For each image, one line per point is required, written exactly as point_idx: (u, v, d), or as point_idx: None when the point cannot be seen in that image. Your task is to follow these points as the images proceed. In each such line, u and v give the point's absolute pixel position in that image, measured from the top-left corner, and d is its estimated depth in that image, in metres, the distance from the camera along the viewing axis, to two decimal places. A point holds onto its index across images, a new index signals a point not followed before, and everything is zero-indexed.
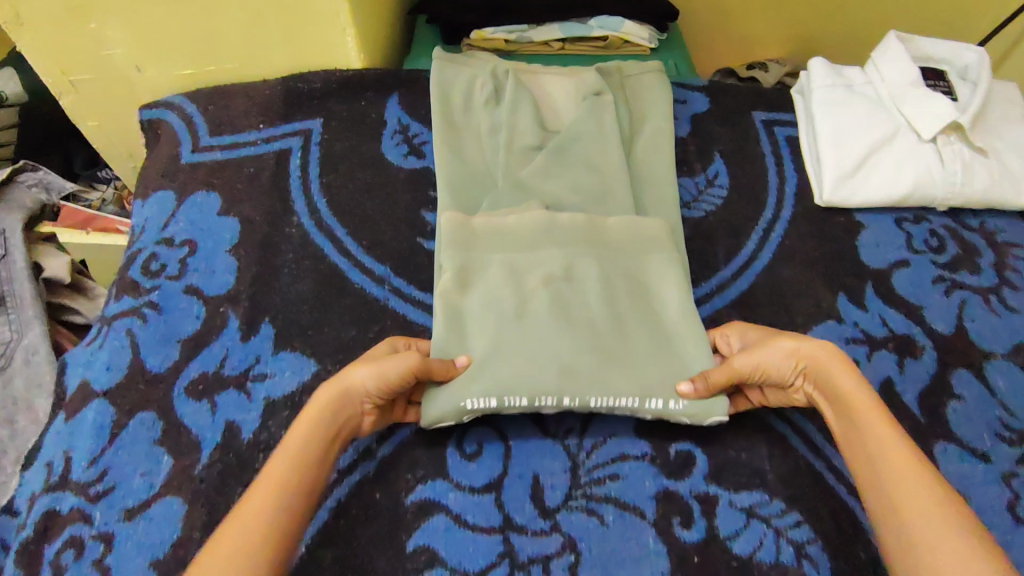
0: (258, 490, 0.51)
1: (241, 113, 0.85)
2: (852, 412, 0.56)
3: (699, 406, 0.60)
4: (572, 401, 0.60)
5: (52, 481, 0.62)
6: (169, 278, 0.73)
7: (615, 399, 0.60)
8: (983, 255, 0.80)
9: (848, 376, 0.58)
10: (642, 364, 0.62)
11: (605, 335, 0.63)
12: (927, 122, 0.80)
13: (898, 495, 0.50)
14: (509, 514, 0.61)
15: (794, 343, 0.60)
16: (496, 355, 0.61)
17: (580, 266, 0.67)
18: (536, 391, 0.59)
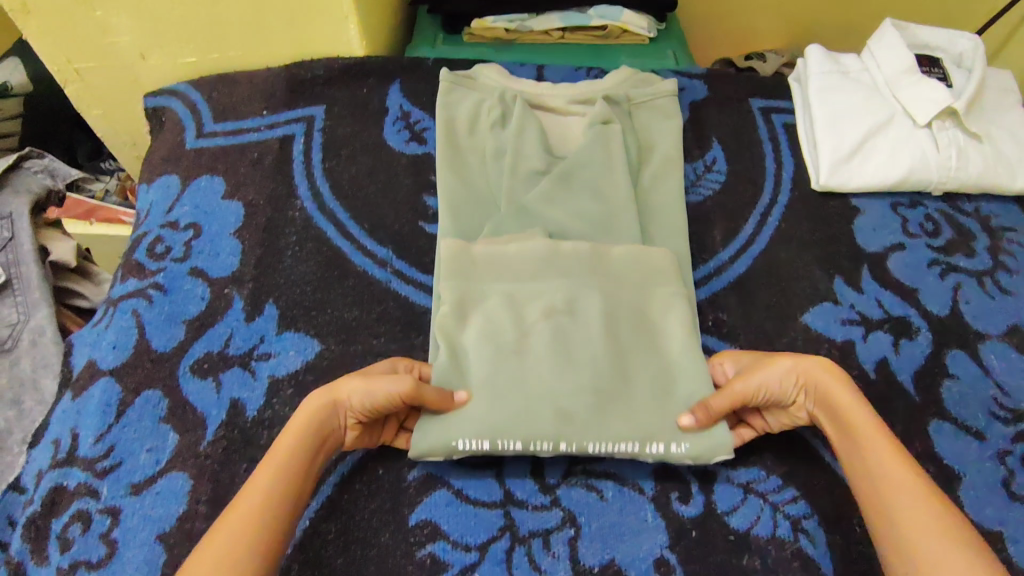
0: (248, 495, 0.52)
1: (244, 99, 0.86)
2: (852, 427, 0.57)
3: (701, 449, 0.59)
4: (570, 445, 0.59)
5: (59, 457, 0.63)
6: (174, 260, 0.74)
7: (614, 444, 0.59)
8: (978, 239, 0.81)
9: (847, 393, 0.58)
10: (644, 409, 0.61)
11: (608, 377, 0.61)
12: (922, 107, 0.81)
13: (899, 506, 0.51)
14: (510, 489, 0.62)
15: (792, 366, 0.60)
16: (495, 394, 0.60)
17: (584, 301, 0.65)
18: (532, 434, 0.59)
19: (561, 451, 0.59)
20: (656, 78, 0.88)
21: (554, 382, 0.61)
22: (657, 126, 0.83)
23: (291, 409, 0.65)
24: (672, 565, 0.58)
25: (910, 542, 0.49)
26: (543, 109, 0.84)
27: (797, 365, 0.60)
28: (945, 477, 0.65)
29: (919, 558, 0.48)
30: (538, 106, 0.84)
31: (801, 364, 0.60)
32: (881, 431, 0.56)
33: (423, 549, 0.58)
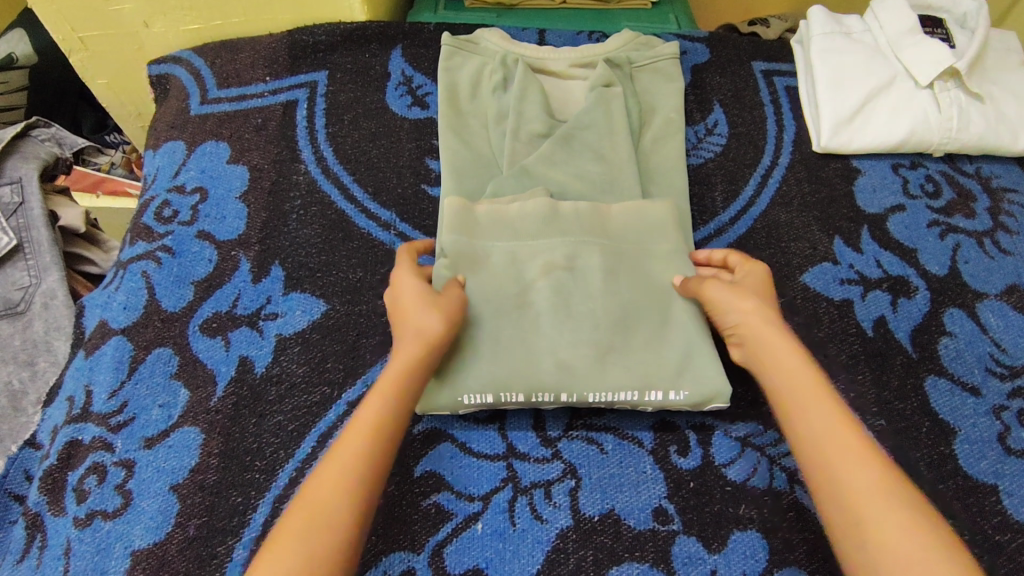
0: (349, 438, 0.51)
1: (247, 66, 0.86)
2: (793, 389, 0.54)
3: (702, 395, 0.61)
4: (572, 396, 0.61)
5: (74, 413, 0.65)
6: (182, 223, 0.75)
7: (615, 393, 0.61)
8: (978, 200, 0.81)
9: (790, 353, 0.56)
10: (645, 357, 0.62)
11: (609, 326, 0.63)
12: (925, 67, 0.81)
13: (842, 473, 0.49)
14: (513, 443, 0.63)
15: (748, 311, 0.59)
16: (497, 347, 0.62)
17: (585, 255, 0.66)
18: (534, 387, 0.60)
19: (563, 402, 0.61)
20: (658, 42, 0.87)
21: (555, 335, 0.62)
22: (659, 90, 0.84)
23: (299, 365, 0.66)
24: (670, 514, 0.60)
25: (858, 513, 0.47)
26: (545, 73, 0.84)
27: (764, 308, 0.59)
28: (940, 431, 0.66)
29: (866, 526, 0.46)
30: (539, 71, 0.84)
31: (758, 307, 0.59)
32: (825, 393, 0.53)
33: (428, 499, 0.60)
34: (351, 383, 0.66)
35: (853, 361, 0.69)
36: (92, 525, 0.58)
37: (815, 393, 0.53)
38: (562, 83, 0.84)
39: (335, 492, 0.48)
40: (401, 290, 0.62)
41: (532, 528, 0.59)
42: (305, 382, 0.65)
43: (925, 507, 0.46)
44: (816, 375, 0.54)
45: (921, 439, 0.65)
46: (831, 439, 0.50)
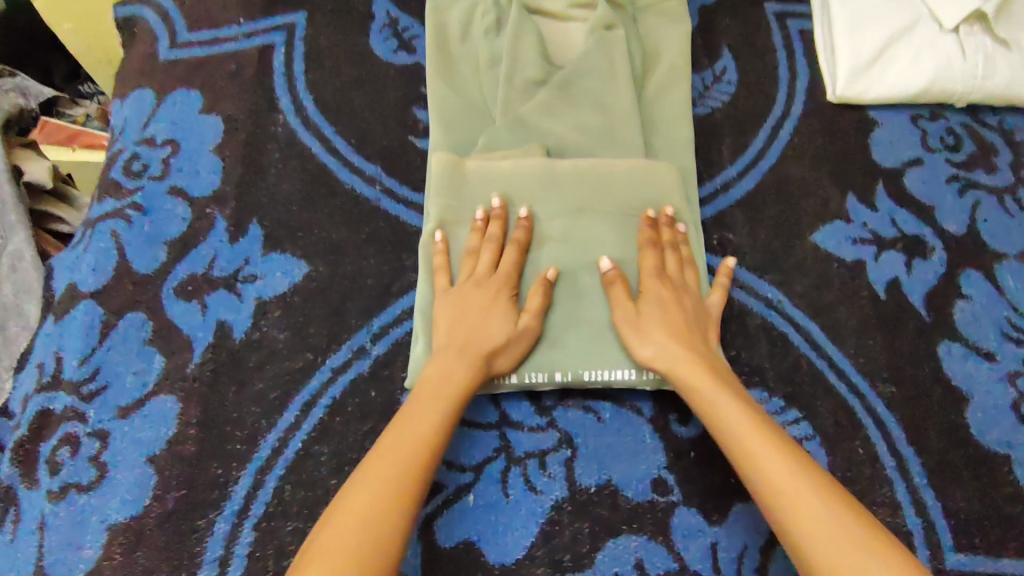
0: (384, 454, 0.49)
1: (220, 8, 0.80)
2: (741, 437, 0.51)
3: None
4: (566, 374, 0.59)
5: (44, 381, 0.61)
6: (153, 178, 0.70)
7: (610, 371, 0.59)
8: (1000, 154, 0.76)
9: (726, 400, 0.53)
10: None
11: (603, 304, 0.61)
12: (949, 9, 0.75)
13: (810, 528, 0.45)
14: (506, 411, 0.60)
15: (658, 346, 0.56)
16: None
17: (588, 221, 0.64)
18: (526, 366, 0.59)
19: (557, 381, 0.59)
20: None
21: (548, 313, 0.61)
22: (665, 34, 0.78)
23: (281, 330, 0.63)
24: (669, 485, 0.57)
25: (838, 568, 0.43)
26: (542, 14, 0.78)
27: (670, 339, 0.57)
28: (951, 399, 0.63)
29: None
30: (535, 12, 0.78)
31: (665, 341, 0.56)
32: (769, 436, 0.50)
33: None
34: (336, 348, 0.62)
35: (864, 326, 0.66)
36: (67, 498, 0.56)
37: (752, 427, 0.51)
38: (560, 25, 0.78)
39: (375, 512, 0.46)
40: (468, 285, 0.59)
41: (526, 500, 0.56)
42: (287, 348, 0.62)
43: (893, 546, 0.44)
44: (756, 420, 0.51)
45: (932, 407, 0.63)
46: (790, 489, 0.47)
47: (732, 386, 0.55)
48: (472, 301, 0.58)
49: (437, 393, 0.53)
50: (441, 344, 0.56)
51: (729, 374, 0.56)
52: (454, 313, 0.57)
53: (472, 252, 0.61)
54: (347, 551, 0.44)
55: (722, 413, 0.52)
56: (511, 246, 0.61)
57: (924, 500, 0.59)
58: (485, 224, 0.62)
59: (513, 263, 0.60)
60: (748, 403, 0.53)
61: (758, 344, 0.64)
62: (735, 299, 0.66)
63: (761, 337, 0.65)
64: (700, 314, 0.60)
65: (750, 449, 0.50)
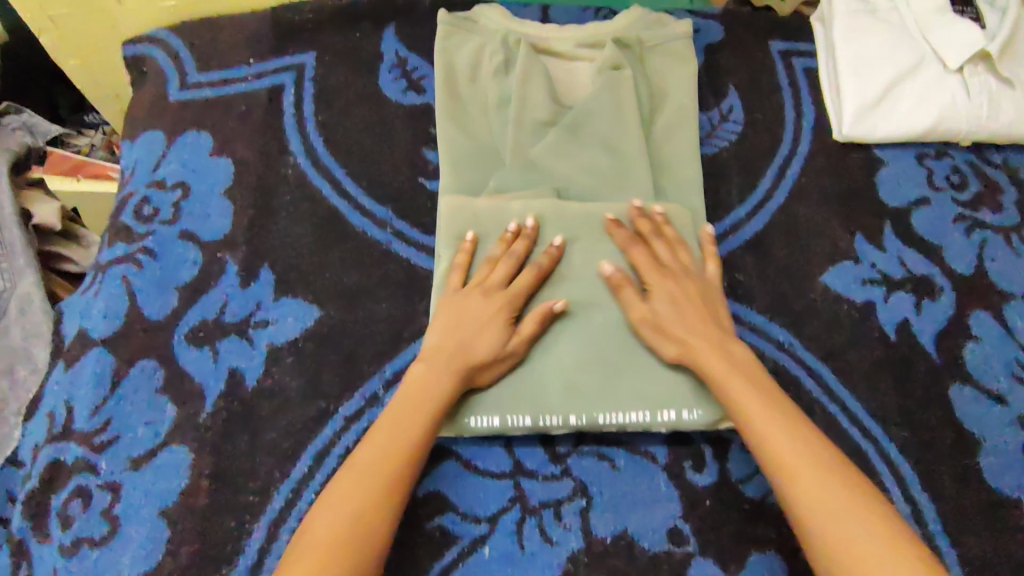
0: (363, 455, 0.52)
1: (229, 48, 0.81)
2: (747, 409, 0.54)
3: (715, 415, 0.58)
4: (581, 418, 0.58)
5: (55, 431, 0.61)
6: (163, 223, 0.70)
7: (625, 413, 0.59)
8: (1005, 193, 0.77)
9: (734, 376, 0.55)
10: (656, 376, 0.59)
11: (614, 347, 0.60)
12: (954, 50, 0.76)
13: (806, 496, 0.49)
14: (520, 459, 0.60)
15: (685, 334, 0.57)
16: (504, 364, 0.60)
17: (596, 262, 0.63)
18: (540, 409, 0.58)
19: (572, 425, 0.59)
20: (671, 20, 0.81)
21: (556, 352, 0.60)
22: (672, 73, 0.78)
23: (293, 378, 0.62)
24: (685, 534, 0.57)
25: (830, 534, 0.47)
26: (550, 54, 0.79)
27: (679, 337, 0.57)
28: (964, 442, 0.63)
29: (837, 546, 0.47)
30: (543, 51, 0.78)
31: (690, 332, 0.57)
32: (773, 410, 0.53)
33: (433, 522, 0.57)
34: (349, 396, 0.62)
35: (876, 368, 0.66)
36: (79, 553, 0.56)
37: (760, 406, 0.54)
38: (568, 65, 0.79)
39: (345, 513, 0.49)
40: (476, 292, 0.59)
41: (542, 552, 0.56)
42: (299, 396, 0.62)
43: (885, 514, 0.48)
44: (763, 395, 0.54)
45: (945, 450, 0.63)
46: (788, 460, 0.51)
47: (744, 365, 0.56)
48: (471, 312, 0.58)
49: (421, 401, 0.54)
50: (434, 343, 0.58)
51: (742, 351, 0.58)
52: (449, 320, 0.58)
53: (492, 261, 0.62)
54: (322, 548, 0.47)
55: (733, 392, 0.55)
56: (528, 267, 0.61)
57: (940, 548, 0.59)
58: (513, 237, 0.63)
59: (525, 286, 0.60)
60: (757, 379, 0.55)
61: None
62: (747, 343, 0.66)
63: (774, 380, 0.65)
64: (707, 295, 0.60)
65: (754, 422, 0.53)
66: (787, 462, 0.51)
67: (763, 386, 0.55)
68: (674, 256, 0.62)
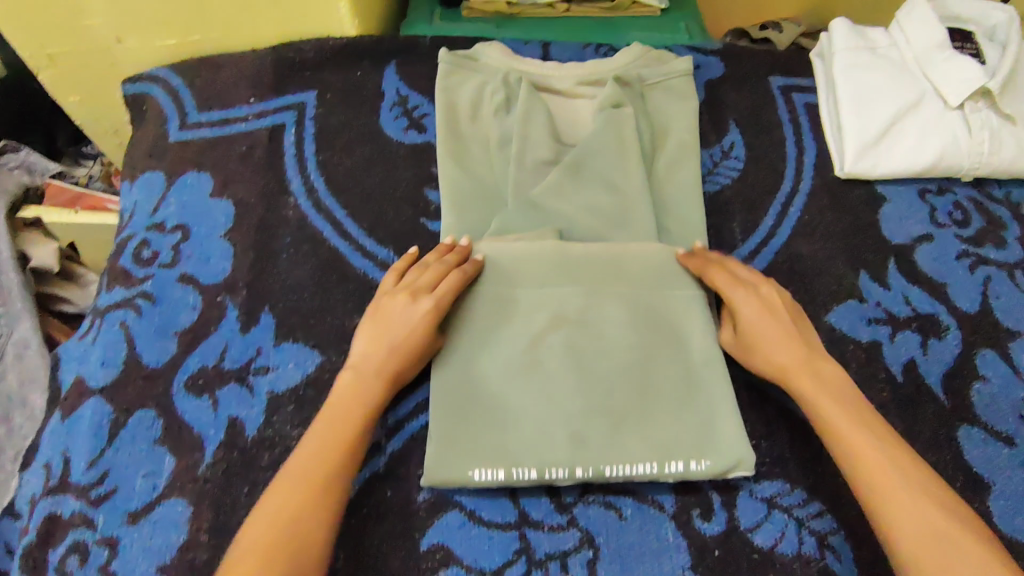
0: (297, 458, 0.54)
1: (229, 86, 0.80)
2: (837, 426, 0.56)
3: (721, 465, 0.58)
4: (586, 470, 0.57)
5: (52, 483, 0.60)
6: (162, 266, 0.70)
7: (632, 465, 0.58)
8: (1009, 228, 0.77)
9: (824, 394, 0.57)
10: (663, 425, 0.59)
11: (620, 396, 0.59)
12: (954, 87, 0.76)
13: (898, 514, 0.51)
14: (526, 509, 0.59)
15: (778, 351, 0.60)
16: (509, 416, 0.59)
17: (598, 309, 0.62)
18: (546, 461, 0.57)
19: (578, 478, 0.57)
20: (672, 57, 0.81)
21: (560, 400, 0.59)
22: (673, 109, 0.78)
23: (293, 426, 0.61)
24: None
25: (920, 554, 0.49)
26: (550, 92, 0.78)
27: (770, 352, 0.60)
28: (975, 487, 0.62)
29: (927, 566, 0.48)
30: (543, 88, 0.78)
31: (777, 351, 0.60)
32: (865, 429, 0.55)
33: None
34: None
35: (883, 410, 0.65)
36: None
37: (852, 427, 0.55)
38: (569, 102, 0.78)
39: (279, 515, 0.51)
40: (400, 294, 0.61)
41: None
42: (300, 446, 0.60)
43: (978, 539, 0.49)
44: (853, 414, 0.56)
45: (955, 495, 0.62)
46: (880, 479, 0.52)
47: (834, 386, 0.58)
48: (397, 316, 0.59)
49: (350, 405, 0.56)
50: (360, 350, 0.59)
51: (832, 370, 0.59)
52: (375, 325, 0.60)
53: (423, 266, 0.63)
54: (259, 550, 0.49)
55: (823, 409, 0.57)
56: (454, 271, 0.61)
57: None
58: (448, 250, 0.64)
59: (451, 290, 0.61)
60: (847, 400, 0.57)
61: (779, 432, 0.64)
62: (755, 387, 0.66)
63: (782, 425, 0.64)
64: (795, 314, 0.62)
65: (844, 440, 0.55)
66: (877, 479, 0.52)
67: (854, 406, 0.57)
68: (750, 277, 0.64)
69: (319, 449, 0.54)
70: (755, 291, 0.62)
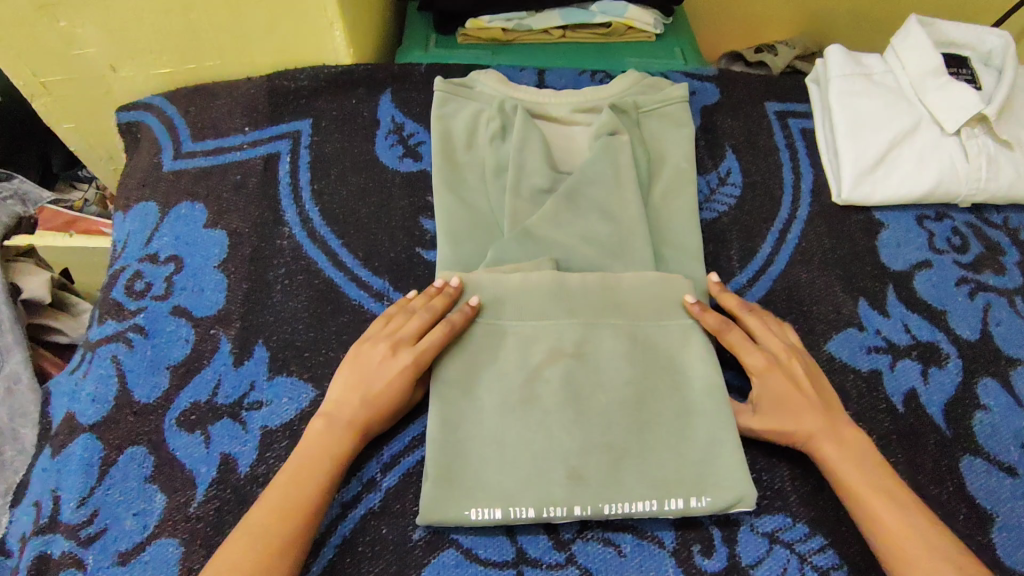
0: (263, 504, 0.54)
1: (224, 115, 0.80)
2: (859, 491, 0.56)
3: (723, 501, 0.57)
4: (585, 508, 0.56)
5: (42, 522, 0.59)
6: (155, 299, 0.69)
7: (631, 503, 0.57)
8: (1007, 254, 0.77)
9: (843, 456, 0.57)
10: (663, 462, 0.58)
11: (620, 432, 0.59)
12: (951, 113, 0.76)
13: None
14: (523, 546, 0.58)
15: (801, 411, 0.59)
16: (509, 452, 0.58)
17: (597, 341, 0.62)
18: (544, 501, 0.56)
19: (577, 516, 0.56)
20: (667, 83, 0.81)
21: (559, 437, 0.58)
22: (669, 137, 0.78)
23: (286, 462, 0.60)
24: None
25: None
26: (548, 120, 0.78)
27: (781, 417, 0.59)
28: (979, 519, 0.61)
29: None
30: (539, 116, 0.78)
31: (800, 415, 0.59)
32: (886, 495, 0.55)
33: None
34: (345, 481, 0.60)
35: (885, 441, 0.64)
36: None
37: (870, 490, 0.56)
38: (566, 129, 0.78)
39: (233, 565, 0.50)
40: (381, 341, 0.60)
41: None
42: None
43: None
44: (875, 479, 0.56)
45: (960, 527, 0.60)
46: (904, 546, 0.53)
47: (853, 446, 0.58)
48: (375, 368, 0.59)
49: (319, 458, 0.56)
50: (334, 398, 0.59)
51: (851, 431, 0.59)
52: (352, 374, 0.59)
53: (409, 312, 0.62)
54: None
55: (841, 471, 0.57)
56: (438, 326, 0.60)
57: None
58: (438, 292, 0.64)
59: (431, 346, 0.60)
60: (864, 460, 0.57)
61: (780, 465, 0.63)
62: None
63: (784, 458, 0.63)
64: (812, 372, 0.62)
65: (865, 504, 0.55)
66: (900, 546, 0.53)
67: (873, 467, 0.57)
68: (768, 336, 0.64)
69: (286, 499, 0.54)
70: (773, 356, 0.62)
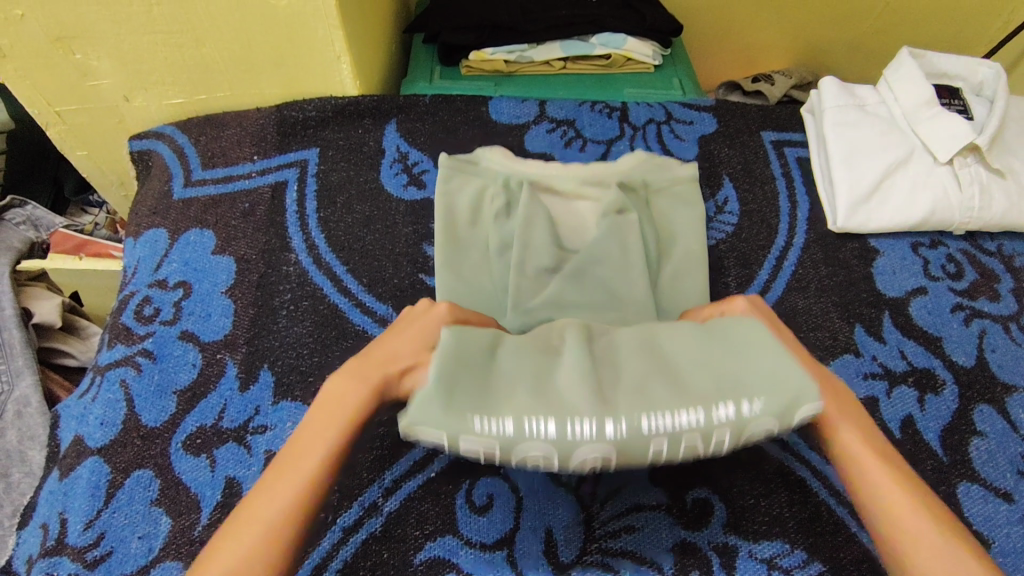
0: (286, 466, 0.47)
1: (232, 144, 0.82)
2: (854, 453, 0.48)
3: (778, 400, 0.45)
4: (620, 425, 0.45)
5: (48, 545, 0.60)
6: (164, 324, 0.70)
7: (674, 416, 0.45)
8: (1002, 281, 0.78)
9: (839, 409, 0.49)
10: (693, 370, 0.48)
11: (640, 352, 0.49)
12: (943, 143, 0.77)
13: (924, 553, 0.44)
14: (521, 570, 0.58)
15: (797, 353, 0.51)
16: (514, 377, 0.48)
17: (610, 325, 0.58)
18: (565, 411, 0.45)
19: (611, 439, 0.45)
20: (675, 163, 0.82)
21: (572, 358, 0.48)
22: (679, 215, 0.78)
23: None
24: None
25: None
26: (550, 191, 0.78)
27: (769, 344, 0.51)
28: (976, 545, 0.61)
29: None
30: (543, 189, 0.78)
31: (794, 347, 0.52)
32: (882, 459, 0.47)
33: None
34: (347, 505, 0.61)
35: None
36: None
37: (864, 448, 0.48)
38: (568, 204, 0.78)
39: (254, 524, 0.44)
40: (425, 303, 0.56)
41: None
42: None
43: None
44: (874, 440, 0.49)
45: None
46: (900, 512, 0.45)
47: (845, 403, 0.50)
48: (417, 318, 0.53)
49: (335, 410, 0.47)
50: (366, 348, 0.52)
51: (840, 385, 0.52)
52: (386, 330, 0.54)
53: None
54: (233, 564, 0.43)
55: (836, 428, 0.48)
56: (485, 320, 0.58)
57: None
58: None
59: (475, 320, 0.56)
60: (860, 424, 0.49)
61: (777, 490, 0.63)
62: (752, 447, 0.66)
63: (782, 487, 0.64)
64: None
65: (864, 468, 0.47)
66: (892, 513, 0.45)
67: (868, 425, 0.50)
68: None
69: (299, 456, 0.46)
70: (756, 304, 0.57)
